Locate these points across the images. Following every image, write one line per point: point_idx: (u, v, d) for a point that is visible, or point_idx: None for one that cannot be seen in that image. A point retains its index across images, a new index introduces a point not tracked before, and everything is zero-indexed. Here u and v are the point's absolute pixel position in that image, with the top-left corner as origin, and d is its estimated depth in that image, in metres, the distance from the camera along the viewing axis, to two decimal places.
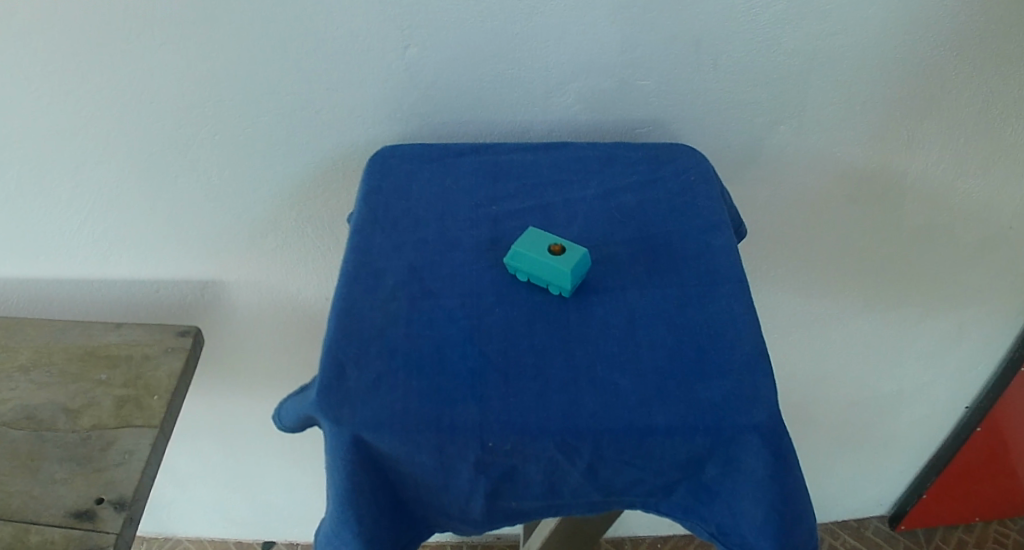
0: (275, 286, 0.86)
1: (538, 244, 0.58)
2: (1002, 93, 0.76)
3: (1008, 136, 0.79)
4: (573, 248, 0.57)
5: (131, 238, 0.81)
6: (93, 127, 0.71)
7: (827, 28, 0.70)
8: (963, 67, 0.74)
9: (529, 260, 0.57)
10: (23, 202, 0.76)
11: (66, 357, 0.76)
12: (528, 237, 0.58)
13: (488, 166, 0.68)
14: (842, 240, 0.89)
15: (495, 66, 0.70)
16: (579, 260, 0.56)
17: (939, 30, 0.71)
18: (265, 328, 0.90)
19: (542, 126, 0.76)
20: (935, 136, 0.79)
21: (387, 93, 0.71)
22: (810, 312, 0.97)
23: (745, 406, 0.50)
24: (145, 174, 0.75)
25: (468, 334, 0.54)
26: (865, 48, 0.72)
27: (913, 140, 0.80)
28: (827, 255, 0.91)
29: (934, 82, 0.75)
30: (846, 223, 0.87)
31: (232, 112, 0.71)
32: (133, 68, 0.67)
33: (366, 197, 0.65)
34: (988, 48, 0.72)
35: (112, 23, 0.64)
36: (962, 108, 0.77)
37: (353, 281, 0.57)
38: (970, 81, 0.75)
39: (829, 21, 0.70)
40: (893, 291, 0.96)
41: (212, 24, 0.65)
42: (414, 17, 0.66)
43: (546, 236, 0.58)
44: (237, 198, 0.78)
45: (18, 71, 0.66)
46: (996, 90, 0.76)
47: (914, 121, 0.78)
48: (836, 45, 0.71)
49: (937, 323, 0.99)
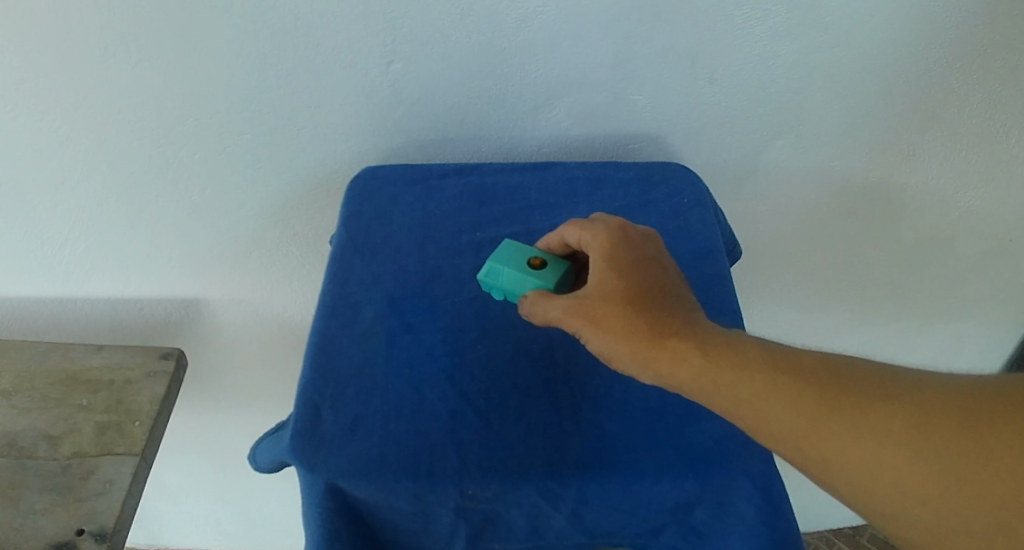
0: (260, 303, 0.84)
1: (517, 259, 0.56)
2: (1005, 107, 0.73)
3: (1011, 149, 0.77)
4: (554, 263, 0.55)
5: (113, 258, 0.79)
6: (70, 148, 0.69)
7: (826, 41, 0.68)
8: (967, 80, 0.71)
9: (508, 278, 0.55)
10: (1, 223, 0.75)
11: (47, 382, 0.74)
12: (504, 250, 0.57)
13: (473, 188, 0.66)
14: (839, 255, 0.87)
15: (483, 82, 0.68)
16: (562, 275, 0.54)
17: (942, 42, 0.68)
18: (252, 344, 0.88)
19: (531, 143, 0.74)
20: (937, 150, 0.77)
21: (371, 110, 0.69)
22: (807, 325, 0.96)
23: (736, 451, 0.49)
24: (122, 194, 0.73)
25: (449, 372, 0.53)
26: (864, 61, 0.69)
27: (915, 154, 0.77)
28: (823, 270, 0.89)
29: (937, 94, 0.72)
30: (844, 236, 0.85)
31: (212, 131, 0.69)
32: (108, 87, 0.65)
33: (346, 223, 0.63)
34: (994, 60, 0.70)
35: (85, 42, 0.62)
36: (965, 121, 0.74)
37: (331, 316, 0.56)
38: (975, 94, 0.72)
39: (828, 34, 0.67)
40: (892, 304, 0.94)
41: (189, 42, 0.63)
42: (397, 33, 0.64)
43: (524, 249, 0.57)
44: (220, 217, 0.76)
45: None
46: (1000, 103, 0.73)
47: (916, 136, 0.76)
48: (839, 58, 0.69)
49: (937, 336, 0.98)
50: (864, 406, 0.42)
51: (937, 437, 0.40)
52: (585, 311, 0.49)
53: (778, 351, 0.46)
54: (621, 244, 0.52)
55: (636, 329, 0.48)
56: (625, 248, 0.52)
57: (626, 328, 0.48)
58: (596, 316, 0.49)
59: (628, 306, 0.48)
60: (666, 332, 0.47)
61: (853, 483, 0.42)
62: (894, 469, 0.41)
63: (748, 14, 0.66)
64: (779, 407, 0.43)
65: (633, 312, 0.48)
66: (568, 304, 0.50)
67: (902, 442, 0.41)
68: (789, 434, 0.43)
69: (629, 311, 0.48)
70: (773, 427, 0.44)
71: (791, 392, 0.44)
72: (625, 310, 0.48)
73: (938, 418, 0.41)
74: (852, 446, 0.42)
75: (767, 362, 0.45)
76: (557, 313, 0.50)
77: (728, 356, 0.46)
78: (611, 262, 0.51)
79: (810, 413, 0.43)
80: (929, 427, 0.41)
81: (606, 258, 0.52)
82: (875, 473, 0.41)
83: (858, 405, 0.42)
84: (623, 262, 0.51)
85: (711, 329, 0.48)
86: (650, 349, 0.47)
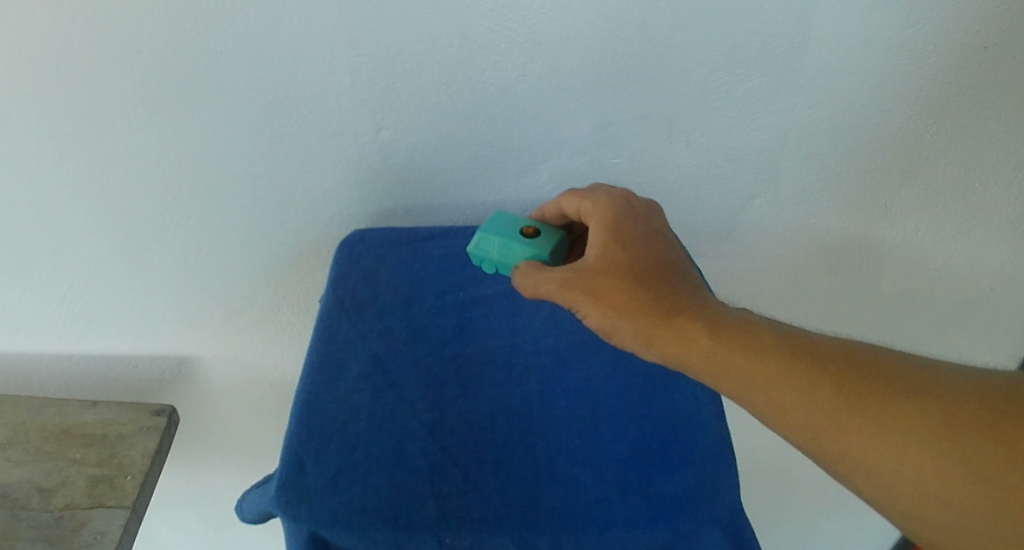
0: (253, 360, 0.87)
1: (510, 227, 0.65)
2: (973, 165, 0.77)
3: (982, 204, 0.80)
4: (546, 231, 0.65)
5: (109, 316, 0.81)
6: (70, 211, 0.72)
7: (796, 104, 0.72)
8: (935, 140, 0.75)
9: (502, 245, 0.64)
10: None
11: (41, 436, 0.76)
12: (497, 220, 0.66)
13: (457, 251, 0.69)
14: (816, 308, 0.91)
15: (469, 147, 0.72)
16: (555, 242, 0.64)
17: (908, 104, 0.72)
18: (245, 398, 0.91)
19: (516, 205, 0.78)
20: (912, 205, 0.80)
21: (363, 173, 0.73)
22: None
23: (706, 499, 0.55)
24: (122, 256, 0.76)
25: (429, 427, 0.59)
26: (831, 124, 0.73)
27: (890, 209, 0.81)
28: (799, 320, 0.93)
29: (908, 152, 0.76)
30: (817, 289, 0.89)
31: (208, 195, 0.73)
32: (111, 157, 0.69)
33: (334, 285, 0.67)
34: (960, 122, 0.73)
35: (85, 114, 0.65)
36: (936, 178, 0.78)
37: (317, 373, 0.61)
38: (944, 153, 0.76)
39: (798, 96, 0.71)
40: None
41: (186, 112, 0.67)
42: (387, 102, 0.68)
43: (513, 220, 0.66)
44: (214, 277, 0.79)
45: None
46: (967, 161, 0.76)
47: (889, 193, 0.79)
48: (809, 121, 0.73)
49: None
50: (877, 390, 0.51)
51: (945, 421, 0.48)
52: (587, 280, 0.57)
53: (800, 339, 0.54)
54: (620, 217, 0.62)
55: (642, 303, 0.56)
56: (625, 220, 0.61)
57: (633, 303, 0.56)
58: (597, 286, 0.57)
59: (632, 280, 0.57)
60: (674, 311, 0.56)
61: (863, 455, 0.50)
62: (901, 445, 0.49)
63: (723, 80, 0.70)
64: (780, 385, 0.52)
65: (642, 287, 0.57)
66: (565, 275, 0.58)
67: (883, 419, 0.50)
68: (791, 408, 0.52)
69: (635, 285, 0.57)
70: (777, 403, 0.52)
71: (790, 372, 0.52)
72: (629, 284, 0.57)
73: (915, 401, 0.50)
74: (864, 423, 0.50)
75: (769, 345, 0.54)
76: (552, 285, 0.58)
77: (751, 339, 0.54)
78: (614, 237, 0.60)
79: (808, 391, 0.52)
80: (935, 412, 0.49)
81: (606, 230, 0.61)
82: (878, 444, 0.49)
83: (874, 389, 0.51)
84: (624, 237, 0.60)
85: (717, 310, 0.57)
86: (657, 325, 0.56)
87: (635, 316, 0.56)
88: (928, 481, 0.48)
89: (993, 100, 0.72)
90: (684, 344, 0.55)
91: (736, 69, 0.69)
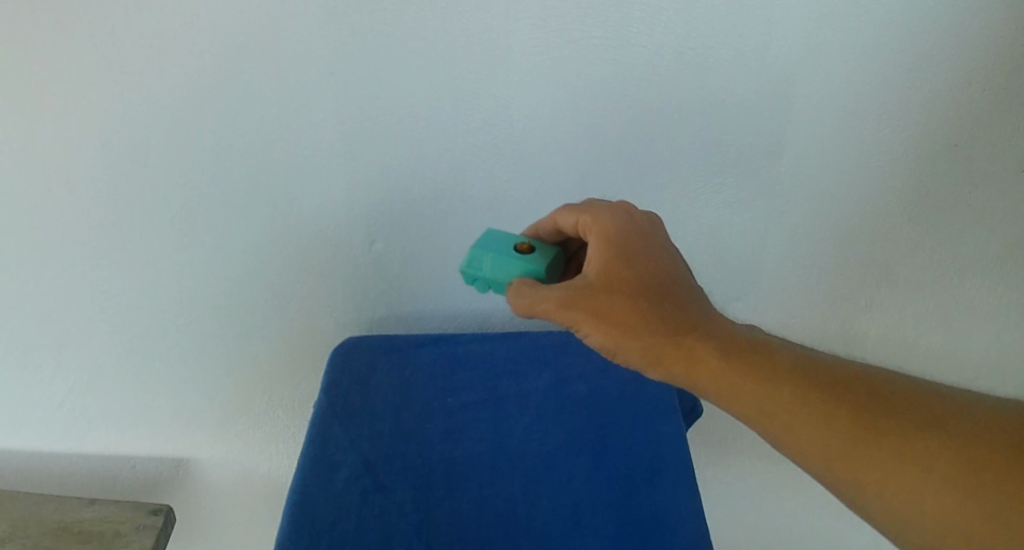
0: (250, 458, 0.89)
1: (504, 244, 0.63)
2: (950, 263, 0.81)
3: (959, 300, 0.84)
4: (542, 247, 0.63)
5: (108, 420, 0.84)
6: (75, 319, 0.76)
7: (781, 209, 0.77)
8: (908, 242, 0.79)
9: (495, 261, 0.61)
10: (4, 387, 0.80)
11: (41, 531, 0.78)
12: (490, 237, 0.63)
13: (446, 357, 0.76)
14: None
15: (458, 260, 0.77)
16: (551, 258, 0.61)
17: (880, 210, 0.77)
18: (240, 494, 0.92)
19: (504, 315, 0.83)
20: (895, 301, 0.84)
21: (357, 283, 0.78)
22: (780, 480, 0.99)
23: None
24: (124, 362, 0.80)
25: (416, 526, 0.62)
26: (803, 234, 0.78)
27: (874, 306, 0.84)
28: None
29: (890, 252, 0.80)
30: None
31: (209, 304, 0.77)
32: (115, 269, 0.73)
33: (330, 389, 0.73)
34: (931, 223, 0.78)
35: (93, 231, 0.70)
36: (914, 276, 0.82)
37: (310, 472, 0.65)
38: (921, 252, 0.80)
39: (781, 202, 0.76)
40: None
41: (188, 227, 0.71)
42: (379, 218, 0.73)
43: (507, 239, 0.64)
44: (212, 383, 0.83)
45: (13, 267, 0.72)
46: (940, 260, 0.81)
47: (871, 291, 0.83)
48: (785, 228, 0.78)
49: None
50: (891, 421, 0.51)
51: (960, 454, 0.49)
52: (592, 301, 0.55)
53: (815, 367, 0.54)
54: (623, 228, 0.59)
55: (652, 325, 0.54)
56: (627, 232, 0.59)
57: (642, 323, 0.54)
58: (601, 305, 0.55)
59: (640, 297, 0.55)
60: (685, 332, 0.55)
61: (877, 486, 0.50)
62: (916, 478, 0.49)
63: (700, 193, 0.75)
64: (795, 413, 0.52)
65: (652, 312, 0.55)
66: (566, 295, 0.55)
67: (899, 449, 0.50)
68: (806, 437, 0.52)
69: (644, 308, 0.55)
70: (794, 432, 0.52)
71: (806, 399, 0.52)
72: (636, 303, 0.55)
73: (931, 432, 0.50)
74: (879, 453, 0.50)
75: (782, 369, 0.54)
76: (552, 304, 0.55)
77: (765, 367, 0.54)
78: (617, 250, 0.58)
79: (824, 419, 0.51)
80: (950, 445, 0.49)
81: (609, 244, 0.58)
82: (892, 476, 0.50)
83: (889, 421, 0.51)
84: (628, 249, 0.58)
85: (727, 330, 0.56)
86: (668, 348, 0.54)
87: (644, 339, 0.54)
88: (948, 515, 0.48)
89: (955, 208, 0.77)
90: (697, 368, 0.54)
91: (711, 183, 0.75)
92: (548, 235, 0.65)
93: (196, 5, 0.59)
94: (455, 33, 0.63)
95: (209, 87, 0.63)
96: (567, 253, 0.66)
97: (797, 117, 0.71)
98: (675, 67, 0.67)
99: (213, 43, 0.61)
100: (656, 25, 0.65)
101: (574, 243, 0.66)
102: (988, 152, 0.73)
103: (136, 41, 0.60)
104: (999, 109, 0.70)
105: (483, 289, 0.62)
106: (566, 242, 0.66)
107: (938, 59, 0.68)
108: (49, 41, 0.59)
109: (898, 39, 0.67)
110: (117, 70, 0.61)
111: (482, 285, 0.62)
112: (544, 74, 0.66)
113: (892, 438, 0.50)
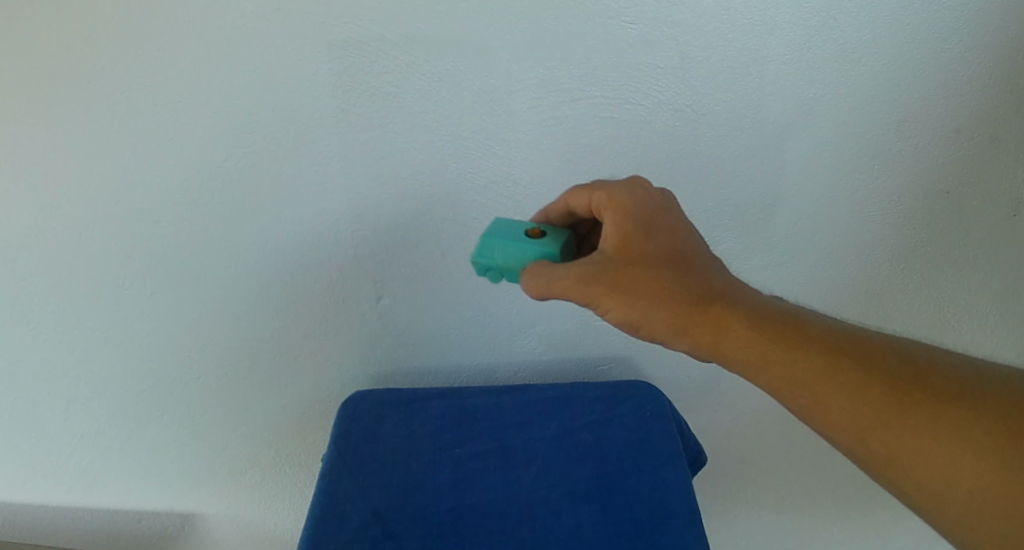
0: (260, 501, 0.91)
1: (513, 233, 0.64)
2: (946, 301, 0.84)
3: (957, 336, 0.87)
4: (552, 232, 0.64)
5: (115, 474, 0.86)
6: (88, 372, 0.78)
7: (776, 257, 0.80)
8: (907, 282, 0.83)
9: (505, 249, 0.63)
10: (14, 439, 0.81)
11: None
12: (501, 227, 0.65)
13: (454, 409, 0.77)
14: (800, 463, 0.94)
15: (464, 312, 0.80)
16: (563, 240, 0.63)
17: (875, 254, 0.81)
18: (251, 537, 0.94)
19: (509, 366, 0.85)
20: None
21: (365, 335, 0.80)
22: (782, 527, 1.00)
23: None
24: (134, 414, 0.81)
25: None
26: (804, 277, 0.82)
27: None
28: (790, 470, 0.95)
29: (888, 293, 0.84)
30: (805, 439, 0.92)
31: (218, 357, 0.79)
32: (128, 322, 0.75)
33: (338, 441, 0.73)
34: (928, 262, 0.81)
35: (107, 284, 0.72)
36: (914, 316, 0.85)
37: (319, 524, 0.66)
38: (920, 291, 0.83)
39: (776, 250, 0.80)
40: (871, 505, 0.97)
41: (201, 281, 0.74)
42: (387, 272, 0.76)
43: (513, 226, 0.66)
44: (220, 435, 0.84)
45: (30, 319, 0.74)
46: (937, 299, 0.84)
47: None
48: (779, 275, 0.81)
49: (912, 541, 1.00)
50: (910, 389, 0.52)
51: (976, 420, 0.50)
52: (614, 279, 0.57)
53: (839, 336, 0.55)
54: (639, 205, 0.61)
55: (673, 297, 0.56)
56: (643, 207, 0.61)
57: (663, 293, 0.56)
58: (622, 280, 0.57)
59: (661, 271, 0.57)
60: (705, 303, 0.56)
61: (899, 453, 0.51)
62: (936, 444, 0.50)
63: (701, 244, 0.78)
64: (820, 381, 0.54)
65: (676, 286, 0.57)
66: (585, 272, 0.58)
67: (919, 417, 0.51)
68: (829, 404, 0.53)
69: (669, 283, 0.57)
70: (819, 401, 0.54)
71: (830, 367, 0.54)
72: (656, 274, 0.57)
73: (949, 399, 0.51)
74: (900, 420, 0.51)
75: (805, 338, 0.55)
76: (570, 281, 0.57)
77: (789, 337, 0.55)
78: (634, 225, 0.60)
79: (848, 386, 0.53)
80: (969, 413, 0.50)
81: (626, 219, 0.60)
82: (912, 442, 0.51)
83: (907, 389, 0.52)
84: (645, 224, 0.60)
85: (747, 300, 0.57)
86: (690, 319, 0.56)
87: (665, 309, 0.56)
88: (969, 479, 0.49)
89: (941, 252, 0.81)
90: (720, 338, 0.56)
91: (712, 231, 0.78)
92: (559, 218, 0.67)
93: (220, 68, 0.63)
94: (463, 94, 0.67)
95: (228, 146, 0.67)
96: (579, 235, 0.68)
97: (790, 168, 0.75)
98: (671, 125, 0.71)
99: (236, 102, 0.65)
100: (652, 86, 0.69)
101: (585, 225, 0.67)
102: (972, 202, 0.77)
103: (162, 101, 0.64)
104: (986, 156, 0.74)
105: (495, 278, 0.64)
106: (577, 224, 0.67)
107: (919, 116, 0.72)
108: (78, 101, 0.63)
109: (881, 97, 0.71)
110: (140, 131, 0.65)
111: (495, 274, 0.64)
112: (546, 132, 0.70)
113: (912, 406, 0.52)
